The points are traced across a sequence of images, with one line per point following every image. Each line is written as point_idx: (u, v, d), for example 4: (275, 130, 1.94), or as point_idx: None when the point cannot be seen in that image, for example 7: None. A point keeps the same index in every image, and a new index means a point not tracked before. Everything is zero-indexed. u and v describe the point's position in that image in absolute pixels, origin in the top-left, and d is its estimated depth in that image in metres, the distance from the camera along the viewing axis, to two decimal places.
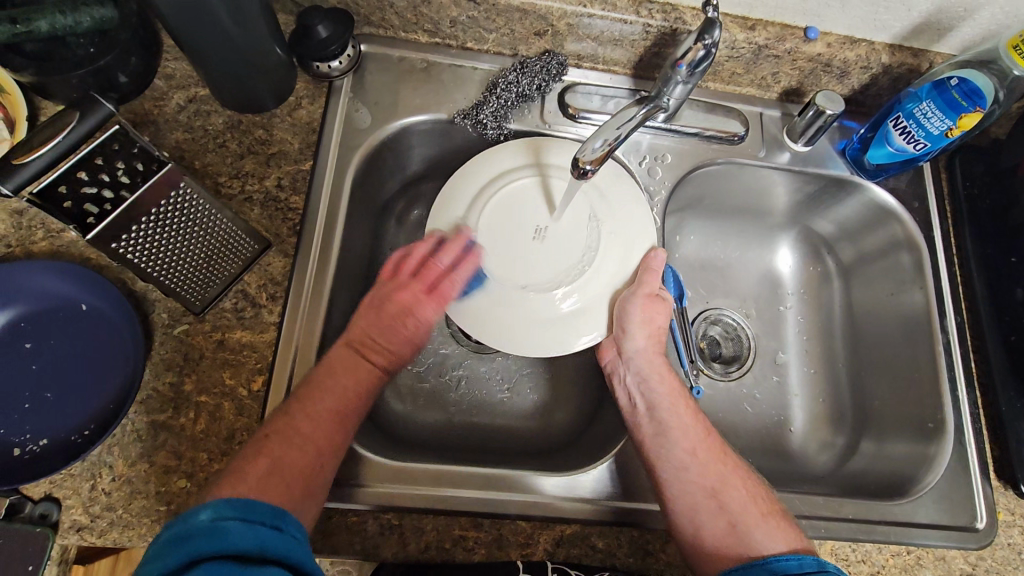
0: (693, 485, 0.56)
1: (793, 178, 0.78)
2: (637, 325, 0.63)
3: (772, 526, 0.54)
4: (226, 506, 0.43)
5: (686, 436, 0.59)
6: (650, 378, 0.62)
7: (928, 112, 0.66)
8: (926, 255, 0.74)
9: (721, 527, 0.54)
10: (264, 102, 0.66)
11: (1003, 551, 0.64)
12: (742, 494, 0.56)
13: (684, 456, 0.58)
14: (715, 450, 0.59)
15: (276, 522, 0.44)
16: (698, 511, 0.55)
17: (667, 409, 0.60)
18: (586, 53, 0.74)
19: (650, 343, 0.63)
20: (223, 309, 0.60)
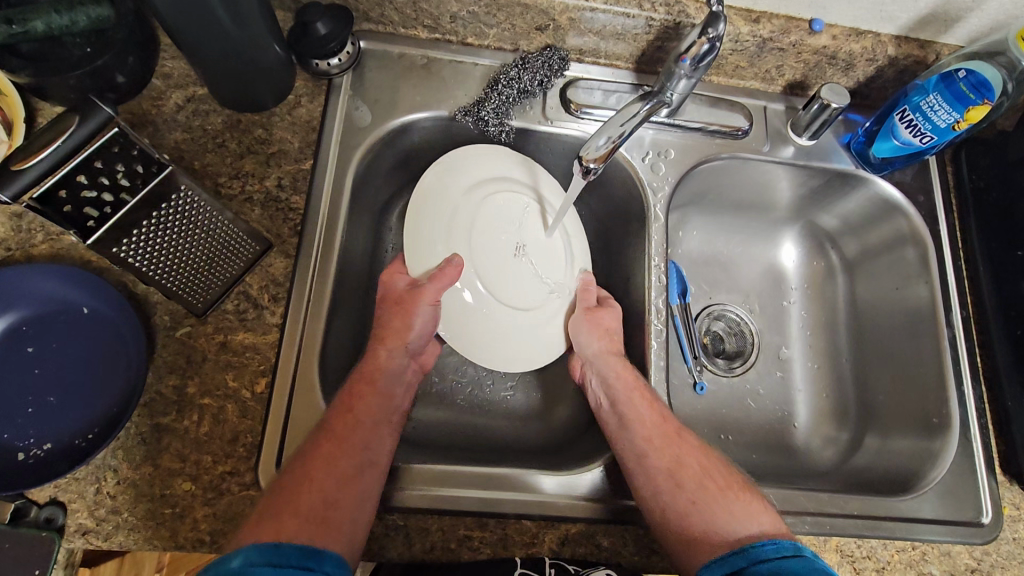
0: (655, 468, 0.58)
1: (797, 173, 0.78)
2: (585, 336, 0.69)
3: (732, 501, 0.56)
4: (258, 551, 0.43)
5: (642, 423, 0.61)
6: (609, 378, 0.65)
7: (935, 105, 0.65)
8: (931, 250, 0.74)
9: (680, 504, 0.56)
10: (264, 101, 0.66)
11: (1007, 545, 0.64)
12: (697, 469, 0.59)
13: (642, 443, 0.60)
14: (670, 434, 0.61)
15: (306, 563, 0.44)
16: (660, 491, 0.57)
17: (623, 401, 0.63)
18: (588, 48, 0.73)
19: (604, 345, 0.68)
20: (225, 310, 0.60)
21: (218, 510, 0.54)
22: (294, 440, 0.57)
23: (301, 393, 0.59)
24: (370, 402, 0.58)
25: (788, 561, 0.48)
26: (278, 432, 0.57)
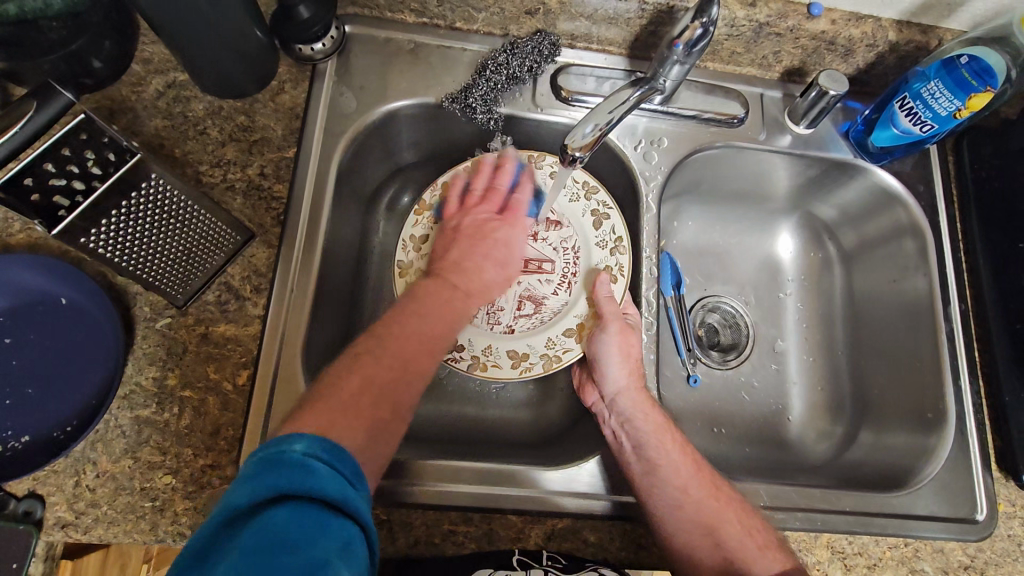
0: (688, 520, 0.55)
1: (794, 162, 0.76)
2: (616, 366, 0.62)
3: (769, 559, 0.53)
4: (320, 444, 0.38)
5: (676, 475, 0.57)
6: (635, 417, 0.60)
7: (935, 93, 0.63)
8: (931, 242, 0.72)
9: (717, 560, 0.53)
10: (245, 87, 0.64)
11: (1002, 542, 0.63)
12: (738, 527, 0.55)
13: (676, 494, 0.56)
14: (707, 484, 0.57)
15: (357, 479, 0.39)
16: (694, 545, 0.54)
17: (654, 447, 0.58)
18: (580, 33, 0.71)
19: (633, 379, 0.62)
20: (207, 302, 0.59)
21: (198, 504, 0.53)
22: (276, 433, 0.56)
23: (284, 385, 0.58)
24: (421, 318, 0.54)
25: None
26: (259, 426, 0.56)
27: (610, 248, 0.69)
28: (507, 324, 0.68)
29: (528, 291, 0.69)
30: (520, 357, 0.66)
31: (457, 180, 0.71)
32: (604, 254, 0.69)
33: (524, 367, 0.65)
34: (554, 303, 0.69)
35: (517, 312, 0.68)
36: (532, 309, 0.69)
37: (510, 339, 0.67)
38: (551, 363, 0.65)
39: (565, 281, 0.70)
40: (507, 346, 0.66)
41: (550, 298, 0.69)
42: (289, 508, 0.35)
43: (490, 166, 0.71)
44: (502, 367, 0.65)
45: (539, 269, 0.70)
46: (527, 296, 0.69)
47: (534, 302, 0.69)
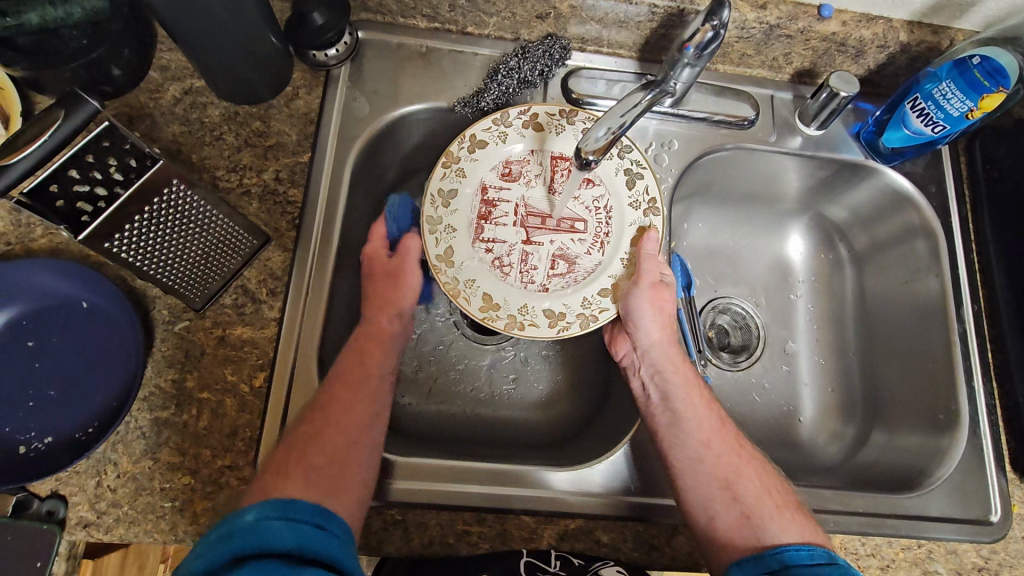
0: (706, 471, 0.56)
1: (805, 163, 0.76)
2: (646, 321, 0.64)
3: (788, 519, 0.54)
4: (273, 506, 0.43)
5: (700, 427, 0.59)
6: (665, 369, 0.62)
7: (947, 94, 0.63)
8: (942, 243, 0.72)
9: (733, 517, 0.54)
10: (261, 93, 0.65)
11: (1016, 544, 0.63)
12: (757, 485, 0.56)
13: (698, 447, 0.58)
14: (729, 441, 0.59)
15: (319, 521, 0.44)
16: (713, 500, 0.55)
17: (682, 399, 0.60)
18: (590, 36, 0.71)
19: (665, 336, 0.64)
20: (224, 305, 0.60)
21: (217, 504, 0.54)
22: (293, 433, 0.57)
23: (300, 385, 0.59)
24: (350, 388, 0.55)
25: (823, 568, 0.48)
26: (276, 425, 0.57)
27: (644, 209, 0.67)
28: (541, 283, 0.65)
29: (560, 250, 0.66)
30: (556, 317, 0.63)
31: (486, 132, 0.67)
32: (638, 213, 0.66)
33: (561, 327, 0.63)
34: (587, 263, 0.66)
35: (550, 271, 0.65)
36: (566, 268, 0.66)
37: (545, 298, 0.64)
38: (588, 323, 0.63)
39: (598, 240, 0.67)
40: (542, 305, 0.64)
41: (583, 258, 0.66)
42: (251, 566, 0.39)
43: (520, 119, 0.68)
44: (539, 326, 0.63)
45: (572, 228, 0.67)
46: (560, 255, 0.66)
47: (567, 262, 0.66)
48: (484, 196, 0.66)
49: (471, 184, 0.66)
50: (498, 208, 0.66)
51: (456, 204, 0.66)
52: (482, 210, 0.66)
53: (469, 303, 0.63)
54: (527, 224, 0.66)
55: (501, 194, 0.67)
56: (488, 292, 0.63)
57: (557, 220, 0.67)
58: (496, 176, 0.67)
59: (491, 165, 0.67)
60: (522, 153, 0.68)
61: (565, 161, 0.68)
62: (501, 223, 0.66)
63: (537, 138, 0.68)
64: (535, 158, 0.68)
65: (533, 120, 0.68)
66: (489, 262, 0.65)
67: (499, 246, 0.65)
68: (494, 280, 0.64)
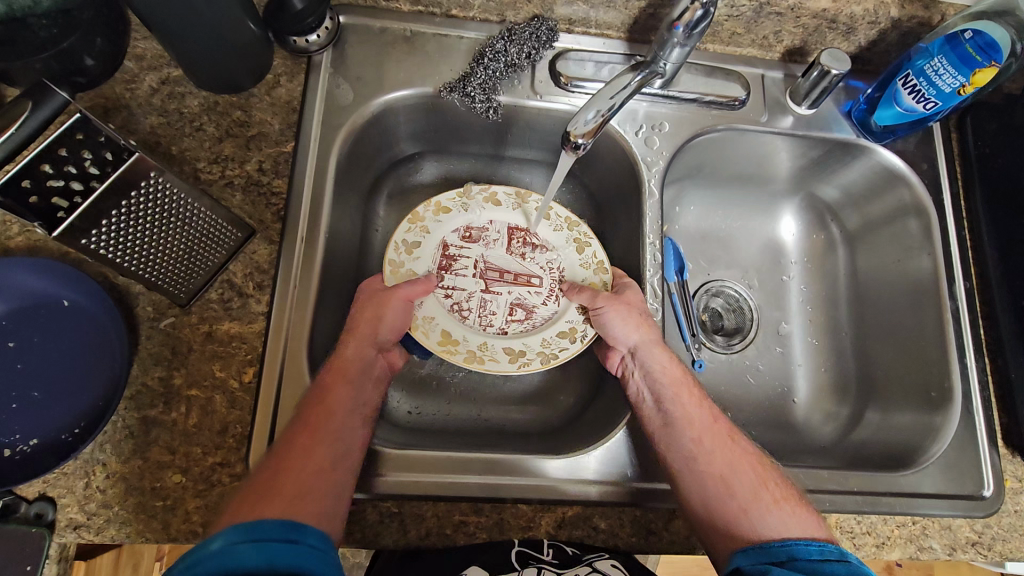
0: (700, 470, 0.56)
1: (797, 144, 0.75)
2: (623, 326, 0.64)
3: (786, 512, 0.54)
4: (237, 531, 0.42)
5: (691, 427, 0.59)
6: (654, 370, 0.62)
7: (939, 69, 0.63)
8: (935, 221, 0.72)
9: (731, 510, 0.54)
10: (241, 82, 0.63)
11: (1009, 518, 0.63)
12: (751, 477, 0.56)
13: (689, 443, 0.58)
14: (720, 437, 0.59)
15: (291, 536, 0.43)
16: (710, 496, 0.55)
17: (672, 400, 0.60)
18: (578, 17, 0.70)
19: (648, 337, 0.63)
20: (210, 300, 0.58)
21: (209, 501, 0.54)
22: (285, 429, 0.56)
23: (290, 380, 0.58)
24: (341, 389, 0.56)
25: (831, 565, 0.48)
26: (268, 422, 0.56)
27: (594, 267, 0.71)
28: (500, 326, 0.68)
29: (517, 300, 0.70)
30: (517, 354, 0.66)
31: (450, 200, 0.72)
32: (589, 273, 0.71)
33: (522, 362, 0.66)
34: (544, 312, 0.69)
35: (509, 316, 0.69)
36: (524, 315, 0.69)
37: (505, 339, 0.67)
38: (549, 359, 0.66)
39: (553, 293, 0.71)
40: (502, 344, 0.67)
41: (541, 307, 0.70)
42: None
43: (481, 194, 0.73)
44: (499, 361, 0.65)
45: (529, 282, 0.71)
46: (518, 303, 0.70)
47: (525, 310, 0.69)
48: (446, 252, 0.71)
49: (435, 240, 0.71)
50: (458, 262, 0.71)
51: (419, 253, 0.69)
52: (442, 262, 0.70)
53: (429, 337, 0.65)
54: (487, 277, 0.70)
55: (462, 252, 0.71)
56: (446, 329, 0.66)
57: (515, 275, 0.71)
58: (457, 237, 0.72)
59: (454, 227, 0.72)
60: (482, 221, 0.73)
61: (520, 231, 0.73)
62: (461, 274, 0.70)
63: (496, 209, 0.73)
64: (493, 226, 0.73)
65: (494, 196, 0.73)
66: (448, 305, 0.68)
67: (459, 292, 0.69)
68: (454, 321, 0.67)
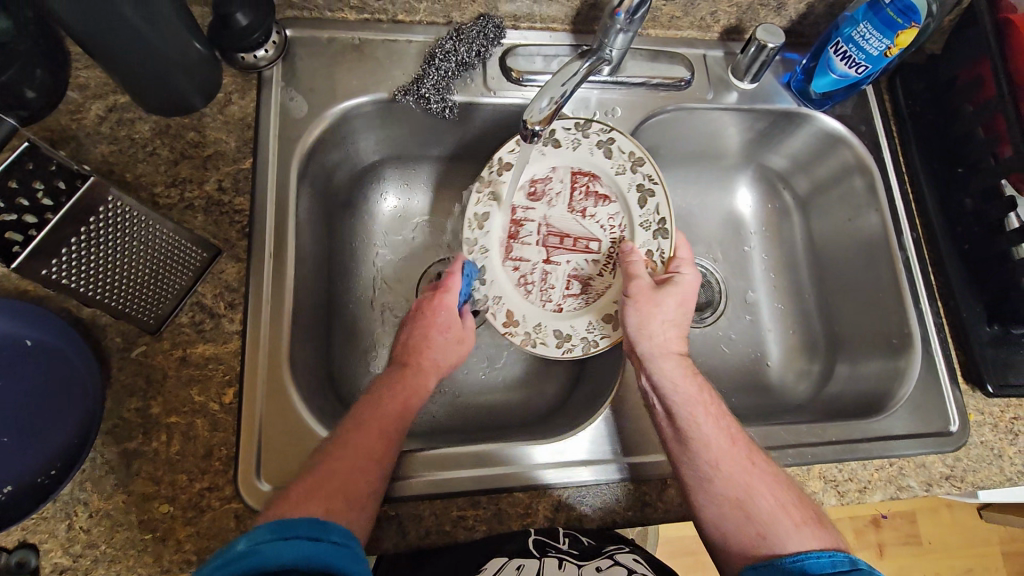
0: (716, 492, 0.54)
1: (743, 117, 0.78)
2: (638, 330, 0.62)
3: (806, 535, 0.52)
4: (266, 530, 0.41)
5: (709, 448, 0.56)
6: (669, 384, 0.59)
7: (865, 35, 0.66)
8: (877, 177, 0.75)
9: (747, 535, 0.53)
10: (192, 102, 0.63)
11: (977, 449, 0.66)
12: (772, 502, 0.54)
13: (705, 468, 0.55)
14: (740, 459, 0.56)
15: (316, 534, 0.42)
16: (724, 518, 0.54)
17: (687, 419, 0.57)
18: (522, 13, 0.72)
19: (664, 343, 0.61)
20: (181, 324, 0.57)
21: (200, 528, 0.52)
22: (272, 447, 0.56)
23: (272, 396, 0.57)
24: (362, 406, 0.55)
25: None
26: (253, 441, 0.55)
27: (654, 229, 0.71)
28: (557, 301, 0.72)
29: (574, 270, 0.73)
30: (563, 338, 0.70)
31: (511, 153, 0.70)
32: (647, 235, 0.71)
33: (567, 348, 0.69)
34: (599, 283, 0.72)
35: (566, 291, 0.72)
36: (580, 288, 0.72)
37: (559, 316, 0.71)
38: (589, 348, 0.69)
39: (608, 260, 0.73)
40: (554, 325, 0.71)
41: (595, 279, 0.72)
42: None
43: (542, 137, 0.72)
44: (549, 345, 0.69)
45: (587, 248, 0.73)
46: (575, 275, 0.73)
47: (581, 282, 0.72)
48: (513, 216, 0.73)
49: (502, 205, 0.73)
50: (524, 227, 0.73)
51: (489, 225, 0.72)
52: (510, 229, 0.73)
53: (495, 319, 0.70)
54: (548, 244, 0.73)
55: (528, 214, 0.73)
56: (511, 308, 0.71)
57: (574, 240, 0.73)
58: (522, 196, 0.73)
59: (519, 185, 0.73)
60: (545, 172, 0.73)
61: (584, 178, 0.73)
62: (525, 242, 0.73)
63: (558, 154, 0.73)
64: (557, 175, 0.73)
65: (554, 136, 0.72)
66: (514, 280, 0.72)
67: (524, 264, 0.73)
68: (517, 296, 0.72)
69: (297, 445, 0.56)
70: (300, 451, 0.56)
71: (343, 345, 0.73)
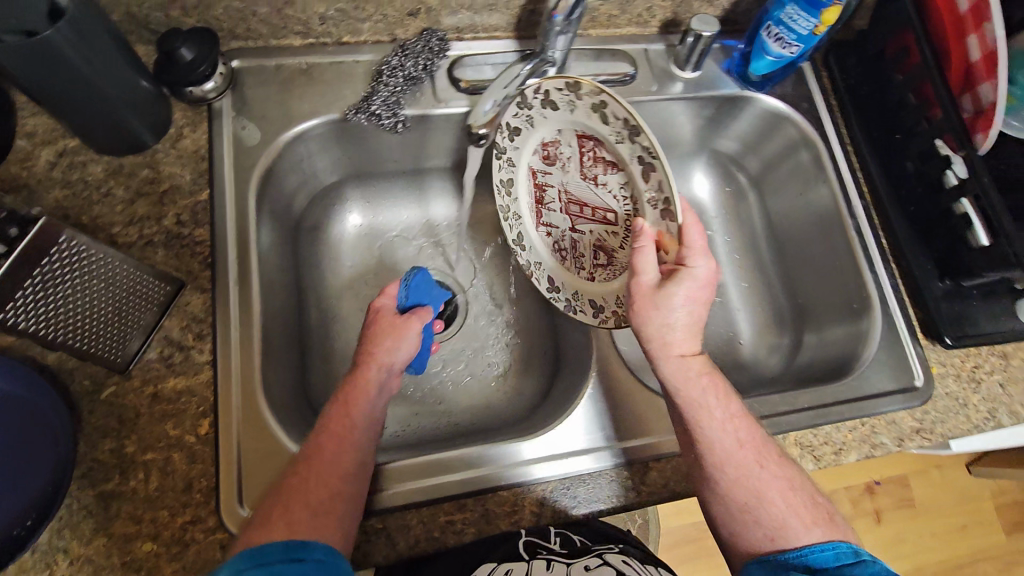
0: (726, 494, 0.55)
1: (690, 105, 0.81)
2: (640, 328, 0.59)
3: (816, 535, 0.52)
4: (245, 557, 0.42)
5: (716, 450, 0.55)
6: (673, 385, 0.58)
7: (794, 16, 0.69)
8: (822, 149, 0.78)
9: (758, 535, 0.53)
10: (144, 140, 0.63)
11: (943, 401, 0.69)
12: (783, 506, 0.54)
13: (715, 469, 0.55)
14: (749, 463, 0.55)
15: (297, 555, 0.43)
16: (734, 519, 0.54)
17: (694, 422, 0.56)
18: (465, 25, 0.73)
19: (665, 344, 0.58)
20: (150, 360, 0.57)
21: (186, 562, 0.52)
22: (253, 473, 0.56)
23: (248, 422, 0.57)
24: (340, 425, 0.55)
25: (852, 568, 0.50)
26: (232, 468, 0.55)
27: (660, 208, 0.62)
28: (588, 270, 0.73)
29: (598, 240, 0.72)
30: (597, 309, 0.72)
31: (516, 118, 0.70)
32: (654, 216, 0.63)
33: (602, 318, 0.71)
34: (622, 256, 0.70)
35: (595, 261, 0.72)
36: (607, 258, 0.71)
37: (592, 286, 0.73)
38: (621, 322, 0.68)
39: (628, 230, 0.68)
40: (589, 294, 0.73)
41: (619, 251, 0.70)
42: None
43: (537, 98, 0.67)
44: (584, 313, 0.73)
45: (606, 218, 0.70)
46: (600, 244, 0.71)
47: (607, 252, 0.71)
48: (534, 181, 0.75)
49: (523, 171, 0.75)
50: (546, 193, 0.74)
51: (517, 191, 0.76)
52: (534, 195, 0.75)
53: (541, 283, 0.77)
54: (571, 211, 0.73)
55: (546, 179, 0.73)
56: (552, 274, 0.76)
57: (593, 208, 0.71)
58: (539, 160, 0.73)
59: (533, 150, 0.73)
60: (553, 134, 0.71)
61: (590, 142, 0.67)
62: (551, 208, 0.74)
63: (557, 116, 0.68)
64: (564, 139, 0.70)
65: (548, 98, 0.67)
66: (550, 246, 0.76)
67: (555, 230, 0.75)
68: (554, 262, 0.76)
69: (278, 468, 0.56)
70: (281, 474, 0.56)
71: (320, 366, 0.74)
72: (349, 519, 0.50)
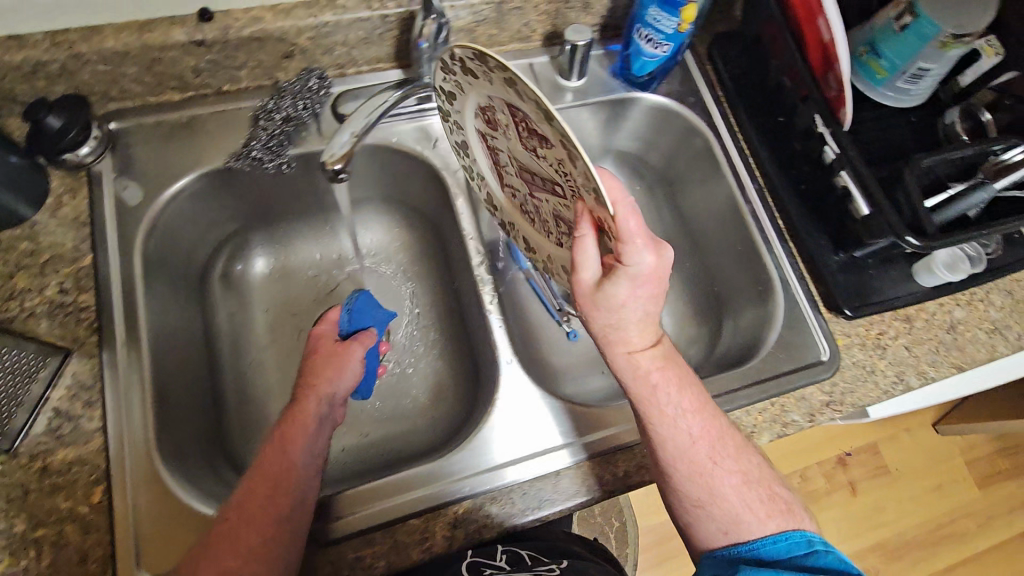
0: (680, 489, 0.55)
1: (580, 112, 0.82)
2: (593, 320, 0.56)
3: (769, 527, 0.53)
4: None
5: (669, 446, 0.55)
6: (628, 375, 0.56)
7: (657, 17, 0.70)
8: (712, 138, 0.80)
9: (710, 528, 0.54)
10: (19, 213, 0.62)
11: (850, 370, 0.70)
12: (737, 504, 0.53)
13: (668, 464, 0.55)
14: (702, 461, 0.54)
15: None
16: (690, 513, 0.55)
17: (649, 417, 0.55)
18: (344, 60, 0.74)
19: (618, 335, 0.55)
20: (37, 435, 0.56)
21: None
22: (152, 534, 0.55)
23: (144, 483, 0.56)
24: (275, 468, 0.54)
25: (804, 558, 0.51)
26: (129, 533, 0.54)
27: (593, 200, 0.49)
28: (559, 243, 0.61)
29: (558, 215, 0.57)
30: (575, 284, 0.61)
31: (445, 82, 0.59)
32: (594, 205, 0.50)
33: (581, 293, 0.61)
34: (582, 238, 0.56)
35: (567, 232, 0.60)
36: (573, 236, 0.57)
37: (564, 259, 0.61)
38: None
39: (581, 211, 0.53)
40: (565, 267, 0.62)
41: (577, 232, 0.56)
42: None
43: (455, 65, 0.54)
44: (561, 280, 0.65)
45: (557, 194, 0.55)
46: (561, 221, 0.57)
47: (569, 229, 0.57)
48: (486, 143, 0.62)
49: (471, 133, 0.63)
50: (500, 155, 0.61)
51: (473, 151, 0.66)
52: (491, 158, 0.63)
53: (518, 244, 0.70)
54: (526, 181, 0.59)
55: (495, 144, 0.60)
56: (527, 237, 0.67)
57: (544, 182, 0.56)
58: (482, 123, 0.60)
59: (473, 112, 0.60)
60: (486, 98, 0.55)
61: (516, 114, 0.52)
62: (507, 173, 0.62)
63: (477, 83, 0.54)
64: (494, 104, 0.54)
65: (464, 63, 0.52)
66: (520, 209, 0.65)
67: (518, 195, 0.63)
68: (528, 225, 0.65)
69: (179, 526, 0.55)
70: (182, 532, 0.55)
71: (236, 414, 0.73)
72: (276, 553, 0.50)
